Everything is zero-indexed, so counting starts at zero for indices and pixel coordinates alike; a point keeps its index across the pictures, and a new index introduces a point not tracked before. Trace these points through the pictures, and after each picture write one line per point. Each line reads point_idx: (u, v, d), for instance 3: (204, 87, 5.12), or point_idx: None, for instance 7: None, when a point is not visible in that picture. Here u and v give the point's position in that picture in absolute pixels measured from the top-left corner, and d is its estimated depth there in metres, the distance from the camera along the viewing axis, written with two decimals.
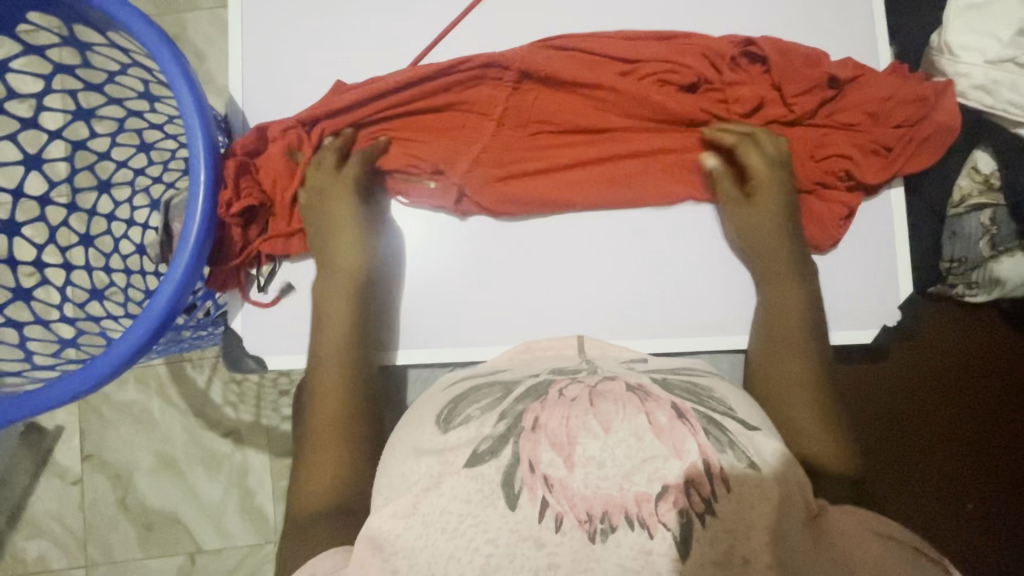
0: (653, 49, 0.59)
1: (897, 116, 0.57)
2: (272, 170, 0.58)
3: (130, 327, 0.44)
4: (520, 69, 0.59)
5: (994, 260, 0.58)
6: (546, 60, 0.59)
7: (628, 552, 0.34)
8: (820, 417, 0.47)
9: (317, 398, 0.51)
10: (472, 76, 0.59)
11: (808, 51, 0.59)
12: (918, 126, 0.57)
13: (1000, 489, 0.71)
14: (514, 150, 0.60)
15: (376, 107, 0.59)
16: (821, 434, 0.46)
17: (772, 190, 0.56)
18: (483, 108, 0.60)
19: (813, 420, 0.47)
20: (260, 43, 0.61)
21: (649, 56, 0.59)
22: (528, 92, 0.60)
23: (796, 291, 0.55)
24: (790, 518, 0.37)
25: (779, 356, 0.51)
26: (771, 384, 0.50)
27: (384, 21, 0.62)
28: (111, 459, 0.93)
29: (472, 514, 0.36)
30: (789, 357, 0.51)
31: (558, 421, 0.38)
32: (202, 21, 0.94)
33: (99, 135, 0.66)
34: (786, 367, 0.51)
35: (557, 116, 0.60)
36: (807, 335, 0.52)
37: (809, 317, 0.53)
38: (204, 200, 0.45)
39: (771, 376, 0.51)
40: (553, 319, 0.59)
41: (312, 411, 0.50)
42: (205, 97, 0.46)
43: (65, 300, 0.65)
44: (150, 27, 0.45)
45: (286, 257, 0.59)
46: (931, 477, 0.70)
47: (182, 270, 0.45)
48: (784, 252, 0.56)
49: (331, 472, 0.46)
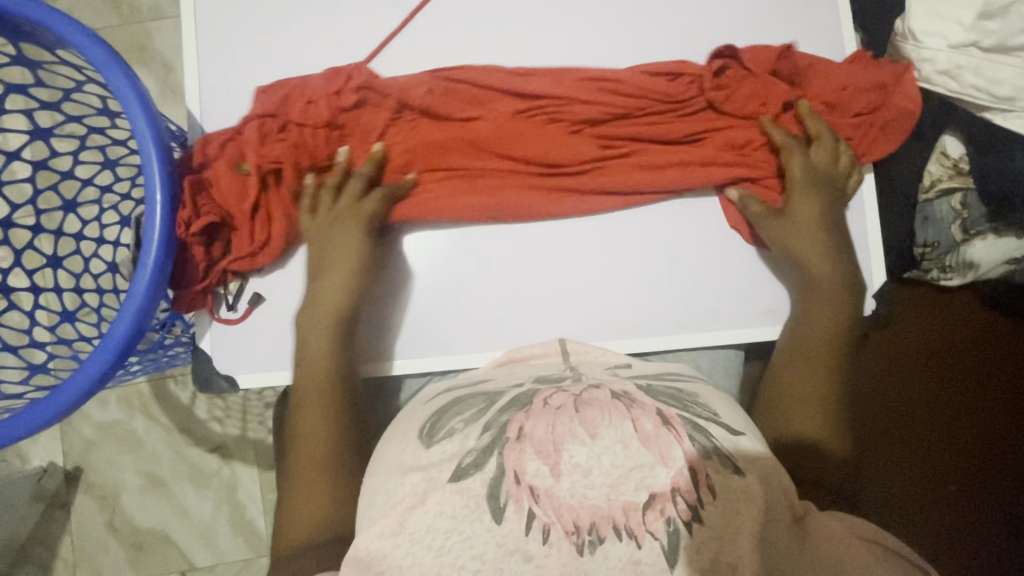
0: (545, 82, 0.58)
1: (856, 108, 0.57)
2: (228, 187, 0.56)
3: (92, 354, 0.43)
4: (397, 99, 0.58)
5: (966, 243, 0.61)
6: (426, 93, 0.58)
7: (616, 562, 0.34)
8: (824, 419, 0.49)
9: (308, 442, 0.50)
10: (348, 112, 0.58)
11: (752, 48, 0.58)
12: (877, 115, 0.56)
13: (993, 465, 0.72)
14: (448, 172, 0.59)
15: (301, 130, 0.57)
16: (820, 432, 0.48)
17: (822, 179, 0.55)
18: (362, 139, 0.58)
19: (816, 421, 0.48)
20: (220, 54, 0.60)
21: (551, 88, 0.58)
22: (406, 124, 0.58)
23: (838, 308, 0.52)
24: (776, 521, 0.37)
25: (794, 368, 0.51)
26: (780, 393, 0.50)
27: (347, 27, 0.61)
28: (97, 480, 0.92)
29: (458, 531, 0.36)
30: (802, 368, 0.51)
31: (543, 430, 0.37)
32: (168, 30, 0.92)
33: (61, 154, 0.65)
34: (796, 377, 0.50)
35: (429, 154, 0.58)
36: (836, 350, 0.51)
37: (843, 336, 0.51)
38: (162, 219, 0.44)
39: (788, 379, 0.51)
40: (534, 322, 0.58)
41: (302, 439, 0.50)
42: (158, 114, 0.45)
43: (35, 324, 0.64)
44: (98, 45, 0.43)
45: (254, 273, 0.58)
46: (921, 456, 0.73)
47: (143, 292, 0.44)
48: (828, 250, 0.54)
49: (316, 509, 0.47)
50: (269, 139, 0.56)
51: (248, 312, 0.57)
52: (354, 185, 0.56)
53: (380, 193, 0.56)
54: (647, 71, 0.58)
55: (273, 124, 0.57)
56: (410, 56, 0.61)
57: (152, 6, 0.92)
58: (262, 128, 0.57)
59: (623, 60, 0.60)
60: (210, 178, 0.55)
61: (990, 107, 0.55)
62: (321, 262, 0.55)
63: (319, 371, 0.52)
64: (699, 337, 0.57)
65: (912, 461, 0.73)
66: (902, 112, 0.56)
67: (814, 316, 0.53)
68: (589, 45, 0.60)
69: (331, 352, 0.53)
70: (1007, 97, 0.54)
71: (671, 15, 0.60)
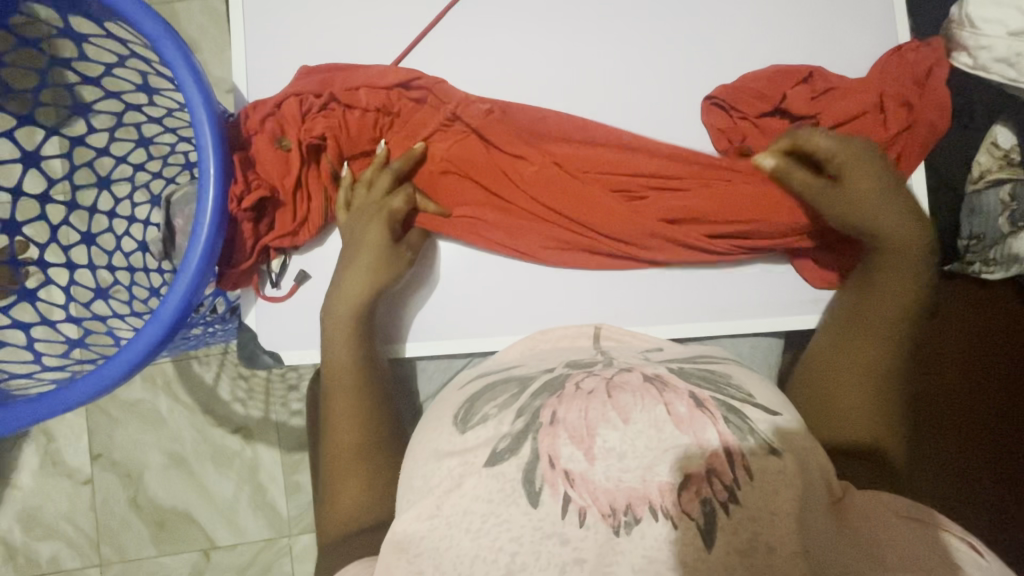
0: None
1: (892, 112, 0.56)
2: (269, 162, 0.55)
3: (143, 327, 0.44)
4: (453, 110, 0.57)
5: (1014, 236, 0.57)
6: (483, 111, 0.58)
7: (653, 542, 0.34)
8: (871, 401, 0.46)
9: (331, 429, 0.49)
10: (398, 102, 0.57)
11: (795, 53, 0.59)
12: (914, 125, 0.56)
13: None
14: (503, 181, 0.58)
15: (358, 122, 0.57)
16: (869, 418, 0.46)
17: (860, 171, 0.52)
18: (407, 134, 0.58)
19: (861, 403, 0.46)
20: (262, 34, 0.60)
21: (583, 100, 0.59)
22: (457, 133, 0.58)
23: (903, 280, 0.50)
24: (813, 502, 0.36)
25: (845, 338, 0.50)
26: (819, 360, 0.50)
27: (391, 7, 0.60)
28: (121, 458, 0.92)
29: (494, 513, 0.36)
30: (855, 337, 0.49)
31: (575, 414, 0.37)
32: (196, 12, 0.92)
33: (97, 131, 0.65)
34: (845, 342, 0.49)
35: (466, 161, 0.58)
36: (897, 321, 0.49)
37: (903, 308, 0.49)
38: (215, 192, 0.44)
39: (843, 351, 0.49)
40: (570, 307, 0.59)
41: (330, 431, 0.49)
42: (210, 86, 0.45)
43: (69, 300, 0.63)
44: (152, 16, 0.43)
45: (294, 248, 0.58)
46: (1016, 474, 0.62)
47: (196, 265, 0.44)
48: (899, 255, 0.51)
49: (356, 488, 0.46)
50: (309, 120, 0.56)
51: (295, 289, 0.58)
52: (383, 177, 0.56)
53: (406, 190, 0.56)
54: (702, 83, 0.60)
55: (315, 104, 0.56)
56: (452, 40, 0.60)
57: None
58: (302, 105, 0.56)
59: (668, 48, 0.60)
60: (254, 156, 0.55)
61: None
62: (346, 253, 0.54)
63: (342, 366, 0.51)
64: (745, 323, 0.58)
65: (958, 467, 0.62)
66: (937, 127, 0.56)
67: (876, 301, 0.50)
68: (633, 31, 0.60)
69: (351, 349, 0.52)
70: None
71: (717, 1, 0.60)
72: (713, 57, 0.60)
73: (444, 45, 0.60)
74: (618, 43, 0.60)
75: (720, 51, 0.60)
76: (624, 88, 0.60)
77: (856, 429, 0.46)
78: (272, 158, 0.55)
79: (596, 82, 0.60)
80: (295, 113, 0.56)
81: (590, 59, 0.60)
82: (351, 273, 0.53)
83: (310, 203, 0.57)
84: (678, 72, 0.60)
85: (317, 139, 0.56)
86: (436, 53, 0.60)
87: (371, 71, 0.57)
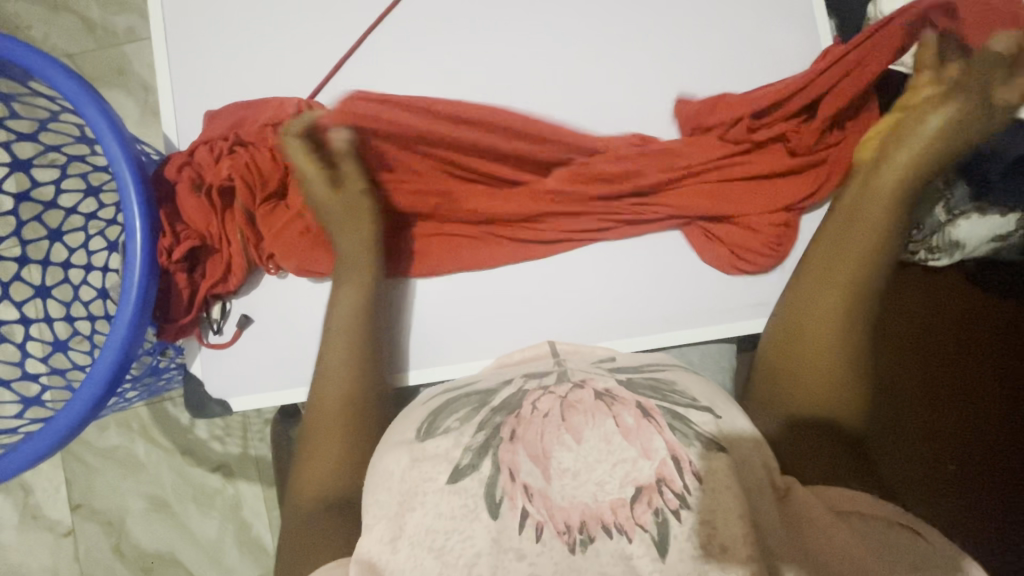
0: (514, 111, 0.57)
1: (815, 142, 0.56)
2: (194, 210, 0.55)
3: (80, 386, 0.45)
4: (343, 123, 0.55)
5: (952, 224, 0.59)
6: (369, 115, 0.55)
7: (608, 559, 0.33)
8: (850, 363, 0.45)
9: (316, 424, 0.48)
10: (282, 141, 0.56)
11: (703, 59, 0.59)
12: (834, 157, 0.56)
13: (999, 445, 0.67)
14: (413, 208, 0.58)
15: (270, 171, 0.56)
16: (847, 385, 0.44)
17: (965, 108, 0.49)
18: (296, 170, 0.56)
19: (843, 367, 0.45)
20: (194, 78, 0.60)
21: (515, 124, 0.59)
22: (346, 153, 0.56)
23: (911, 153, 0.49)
24: (759, 499, 0.36)
25: (851, 227, 0.49)
26: (825, 273, 0.48)
27: (320, 41, 0.60)
28: (101, 506, 0.92)
29: (458, 529, 0.35)
30: (860, 227, 0.48)
31: (534, 434, 0.36)
32: (145, 51, 0.91)
33: (43, 184, 0.64)
34: (852, 241, 0.48)
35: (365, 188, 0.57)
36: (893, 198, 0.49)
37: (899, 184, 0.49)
38: (142, 242, 0.46)
39: (840, 261, 0.48)
40: (523, 330, 0.58)
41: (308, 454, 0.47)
42: (129, 139, 0.46)
43: (26, 356, 0.62)
44: (69, 75, 0.44)
45: (234, 294, 0.58)
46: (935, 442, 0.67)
47: (129, 318, 0.46)
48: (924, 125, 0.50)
49: (326, 470, 0.45)
50: (221, 163, 0.56)
51: (236, 335, 0.57)
52: (349, 168, 0.55)
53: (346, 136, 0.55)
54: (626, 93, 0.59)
55: (224, 148, 0.56)
56: (382, 68, 0.60)
57: (128, 28, 0.92)
58: (214, 152, 0.56)
59: (598, 58, 0.60)
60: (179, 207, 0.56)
61: None
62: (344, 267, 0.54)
63: (338, 368, 0.50)
64: (692, 333, 0.57)
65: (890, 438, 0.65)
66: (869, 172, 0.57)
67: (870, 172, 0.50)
68: (564, 45, 0.60)
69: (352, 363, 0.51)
70: None
71: (642, 9, 0.59)
72: (645, 64, 0.59)
73: (370, 64, 0.60)
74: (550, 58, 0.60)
75: (653, 58, 0.59)
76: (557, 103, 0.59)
77: (835, 401, 0.44)
78: (193, 206, 0.55)
79: (531, 93, 0.60)
80: (209, 159, 0.56)
81: (523, 75, 0.60)
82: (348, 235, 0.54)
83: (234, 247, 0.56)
84: (609, 87, 0.59)
85: (226, 181, 0.56)
86: (347, 82, 0.60)
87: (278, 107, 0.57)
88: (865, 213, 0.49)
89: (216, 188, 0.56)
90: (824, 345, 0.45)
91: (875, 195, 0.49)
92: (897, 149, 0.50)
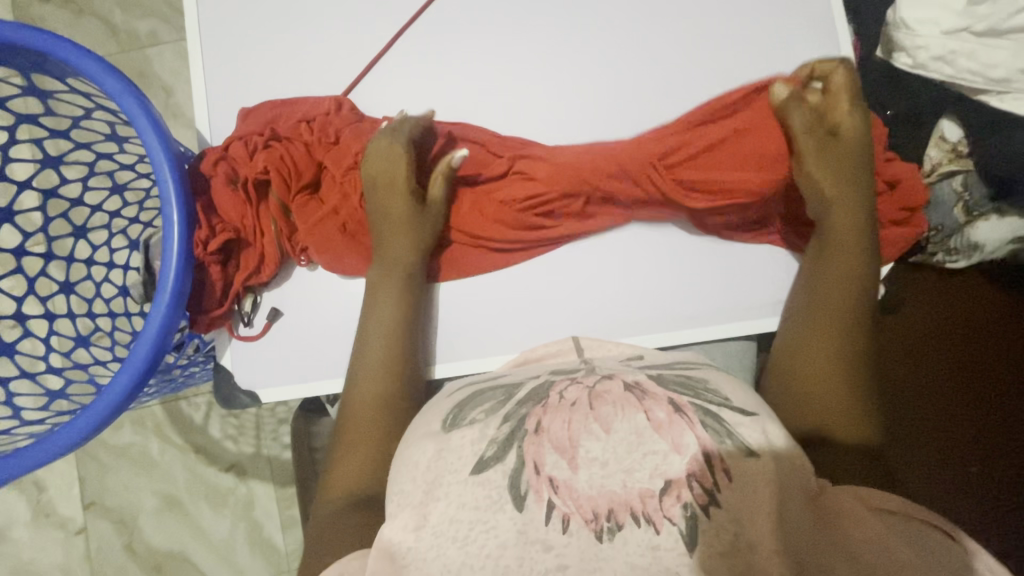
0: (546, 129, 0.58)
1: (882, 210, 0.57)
2: (229, 203, 0.56)
3: (116, 375, 0.45)
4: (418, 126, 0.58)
5: (971, 226, 0.60)
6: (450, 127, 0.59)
7: (636, 549, 0.32)
8: (847, 384, 0.46)
9: (349, 422, 0.49)
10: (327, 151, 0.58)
11: (728, 64, 0.60)
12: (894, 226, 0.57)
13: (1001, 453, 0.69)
14: (468, 211, 0.59)
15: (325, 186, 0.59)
16: (845, 397, 0.45)
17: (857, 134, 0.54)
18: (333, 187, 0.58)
19: (837, 383, 0.46)
20: (227, 76, 0.61)
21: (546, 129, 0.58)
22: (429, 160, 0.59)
23: (828, 179, 0.53)
24: (790, 500, 0.35)
25: (823, 265, 0.52)
26: (811, 312, 0.50)
27: (348, 41, 0.62)
28: (113, 505, 0.92)
29: (482, 519, 0.34)
30: (838, 260, 0.51)
31: (560, 426, 0.36)
32: (167, 55, 0.93)
33: (71, 181, 0.65)
34: (834, 275, 0.51)
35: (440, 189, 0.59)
36: (859, 232, 0.52)
37: (859, 218, 0.52)
38: (180, 232, 0.47)
39: (828, 299, 0.50)
40: (548, 326, 0.58)
41: (340, 456, 0.47)
42: (167, 130, 0.47)
43: (49, 350, 0.63)
44: (110, 71, 0.46)
45: (264, 287, 0.59)
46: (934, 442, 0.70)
47: (165, 310, 0.47)
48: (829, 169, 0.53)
49: (357, 468, 0.46)
50: (256, 157, 0.57)
51: (268, 327, 0.58)
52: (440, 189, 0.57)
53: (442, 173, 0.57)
54: (647, 94, 0.60)
55: (258, 142, 0.57)
56: (408, 68, 0.61)
57: (150, 32, 0.93)
58: (248, 146, 0.57)
59: (621, 60, 0.60)
60: (214, 199, 0.57)
61: (984, 90, 0.56)
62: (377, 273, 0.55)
63: (376, 366, 0.51)
64: (713, 330, 0.58)
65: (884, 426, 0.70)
66: (898, 217, 0.58)
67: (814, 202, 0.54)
68: (590, 46, 0.61)
69: (384, 362, 0.51)
70: (1002, 79, 0.55)
71: (664, 14, 0.60)
72: (671, 66, 0.60)
73: (394, 66, 0.61)
74: (575, 60, 0.61)
75: (676, 60, 0.60)
76: (581, 104, 0.60)
77: (829, 413, 0.45)
78: (229, 200, 0.57)
79: (558, 93, 0.60)
80: (244, 153, 0.57)
81: (547, 77, 0.61)
82: (395, 237, 0.55)
83: (263, 238, 0.57)
84: (634, 88, 0.60)
85: (261, 174, 0.56)
86: (378, 83, 0.61)
87: (316, 105, 0.59)
88: (836, 254, 0.52)
89: (250, 183, 0.57)
90: (821, 367, 0.47)
91: (843, 224, 0.52)
92: (815, 169, 0.54)
